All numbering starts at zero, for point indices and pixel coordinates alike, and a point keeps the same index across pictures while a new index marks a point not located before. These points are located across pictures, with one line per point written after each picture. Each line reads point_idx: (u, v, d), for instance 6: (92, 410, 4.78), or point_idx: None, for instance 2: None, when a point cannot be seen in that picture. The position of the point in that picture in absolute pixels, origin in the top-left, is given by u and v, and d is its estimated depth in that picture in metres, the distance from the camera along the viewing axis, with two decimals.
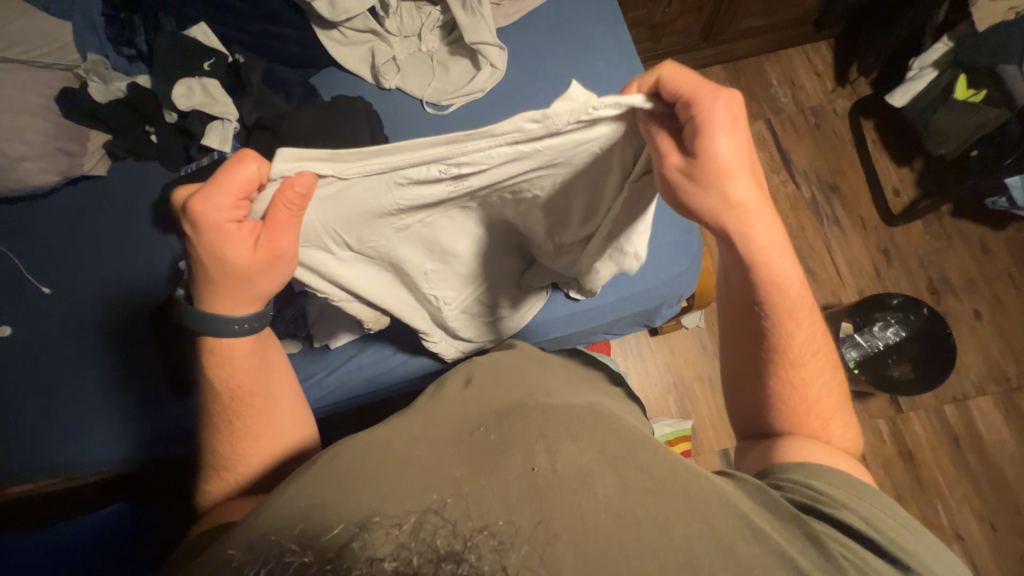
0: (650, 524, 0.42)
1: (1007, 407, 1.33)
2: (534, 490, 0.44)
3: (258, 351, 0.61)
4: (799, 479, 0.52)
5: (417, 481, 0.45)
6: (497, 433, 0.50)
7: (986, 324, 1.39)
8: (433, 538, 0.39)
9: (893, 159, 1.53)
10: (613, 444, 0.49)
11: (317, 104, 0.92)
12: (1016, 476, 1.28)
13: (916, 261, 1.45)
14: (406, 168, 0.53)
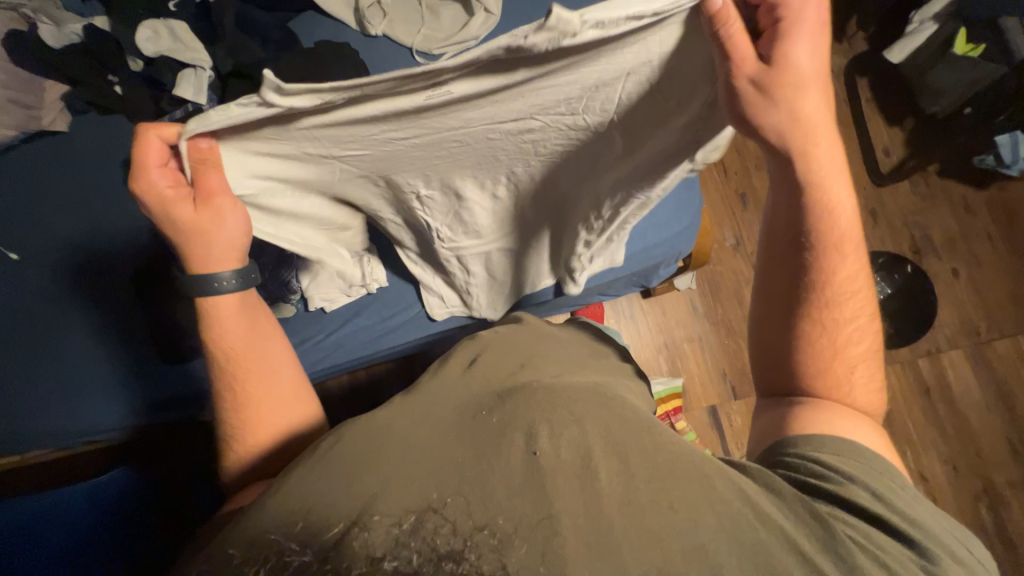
0: (652, 511, 0.43)
1: (976, 359, 1.40)
2: (535, 478, 0.43)
3: (248, 319, 0.65)
4: (806, 459, 0.54)
5: (418, 470, 0.45)
6: (498, 416, 0.50)
7: (963, 281, 1.44)
8: (434, 538, 0.41)
9: (886, 118, 1.52)
10: (616, 431, 0.49)
11: (297, 51, 0.86)
12: (978, 421, 1.37)
13: (902, 221, 1.48)
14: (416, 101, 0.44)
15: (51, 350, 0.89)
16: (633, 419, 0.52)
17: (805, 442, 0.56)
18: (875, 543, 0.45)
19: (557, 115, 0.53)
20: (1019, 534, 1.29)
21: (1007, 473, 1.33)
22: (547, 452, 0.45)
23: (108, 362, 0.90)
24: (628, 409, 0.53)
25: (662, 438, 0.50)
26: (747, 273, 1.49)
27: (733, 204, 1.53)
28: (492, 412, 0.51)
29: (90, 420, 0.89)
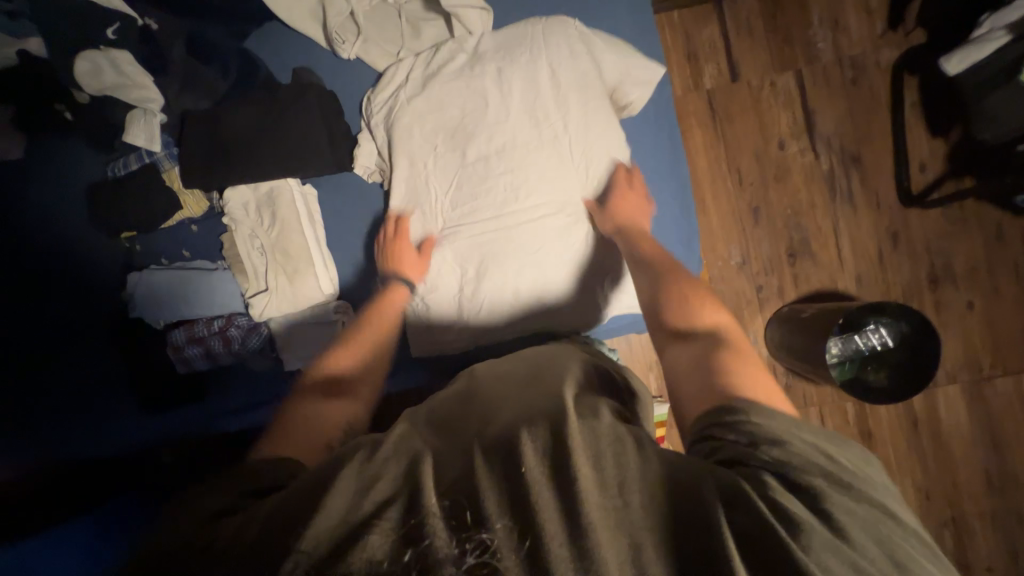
0: (637, 527, 0.43)
1: (972, 394, 1.38)
2: (522, 482, 0.45)
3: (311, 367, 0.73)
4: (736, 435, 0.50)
5: (407, 480, 0.48)
6: (484, 428, 0.53)
7: (977, 314, 1.38)
8: (434, 537, 0.43)
9: (927, 128, 1.38)
10: (601, 428, 0.50)
11: (261, 90, 0.85)
12: (962, 456, 1.38)
13: (923, 245, 1.39)
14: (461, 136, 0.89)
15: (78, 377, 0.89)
16: (613, 422, 0.51)
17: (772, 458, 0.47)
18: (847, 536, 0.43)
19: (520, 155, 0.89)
20: (977, 559, 1.35)
21: (979, 504, 1.37)
22: (534, 460, 0.46)
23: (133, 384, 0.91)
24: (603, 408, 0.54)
25: (645, 445, 0.49)
26: (749, 294, 1.42)
27: (744, 218, 1.43)
28: (485, 422, 0.54)
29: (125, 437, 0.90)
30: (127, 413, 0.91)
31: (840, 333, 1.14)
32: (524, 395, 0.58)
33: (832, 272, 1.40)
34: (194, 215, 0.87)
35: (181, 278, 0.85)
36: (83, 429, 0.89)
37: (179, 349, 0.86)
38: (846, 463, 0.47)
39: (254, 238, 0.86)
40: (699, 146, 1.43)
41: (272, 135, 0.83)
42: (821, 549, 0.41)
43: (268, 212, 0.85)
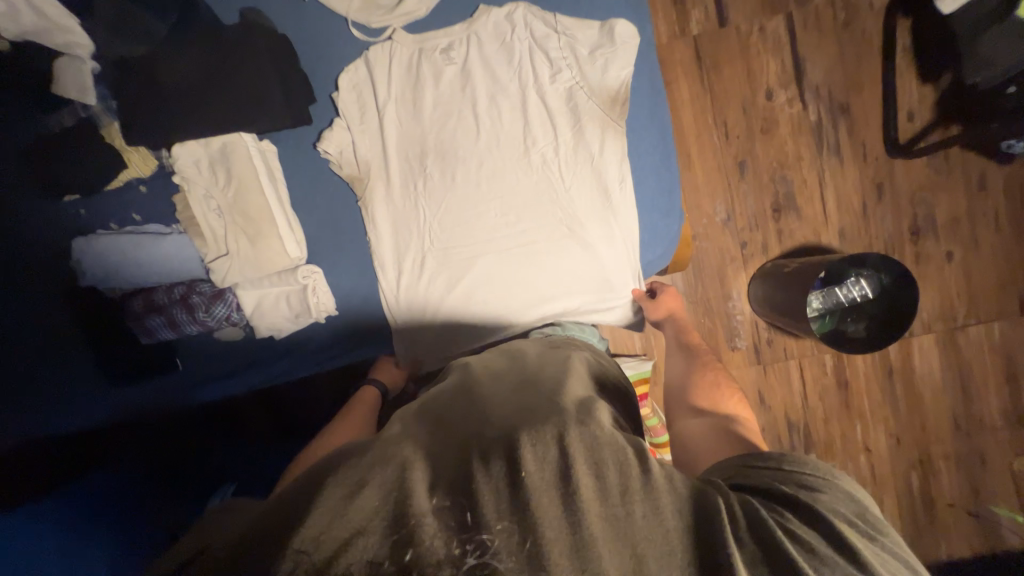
0: (636, 535, 0.47)
1: (946, 343, 1.41)
2: (518, 489, 0.47)
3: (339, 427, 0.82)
4: (760, 474, 0.58)
5: (407, 483, 0.48)
6: (488, 430, 0.54)
7: (956, 265, 1.39)
8: (432, 544, 0.44)
9: (918, 73, 1.33)
10: (594, 437, 0.52)
11: (200, 32, 0.77)
12: (932, 401, 1.43)
13: (908, 197, 1.37)
14: (446, 112, 0.86)
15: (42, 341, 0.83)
16: (609, 431, 0.54)
17: (787, 500, 0.54)
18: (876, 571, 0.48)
19: (509, 130, 0.87)
20: (940, 496, 1.43)
21: (945, 446, 1.43)
22: (532, 467, 0.48)
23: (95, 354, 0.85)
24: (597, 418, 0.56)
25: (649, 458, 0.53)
26: (733, 251, 1.41)
27: (729, 173, 1.39)
28: (477, 427, 0.55)
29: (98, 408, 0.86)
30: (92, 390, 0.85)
31: (823, 286, 1.16)
32: (515, 402, 0.59)
33: (816, 226, 1.39)
34: (141, 173, 0.80)
35: (129, 242, 0.79)
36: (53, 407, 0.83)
37: (139, 319, 0.82)
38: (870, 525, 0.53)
39: (210, 199, 0.80)
40: (685, 98, 1.37)
41: (224, 84, 0.76)
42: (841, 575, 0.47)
43: (224, 171, 0.79)
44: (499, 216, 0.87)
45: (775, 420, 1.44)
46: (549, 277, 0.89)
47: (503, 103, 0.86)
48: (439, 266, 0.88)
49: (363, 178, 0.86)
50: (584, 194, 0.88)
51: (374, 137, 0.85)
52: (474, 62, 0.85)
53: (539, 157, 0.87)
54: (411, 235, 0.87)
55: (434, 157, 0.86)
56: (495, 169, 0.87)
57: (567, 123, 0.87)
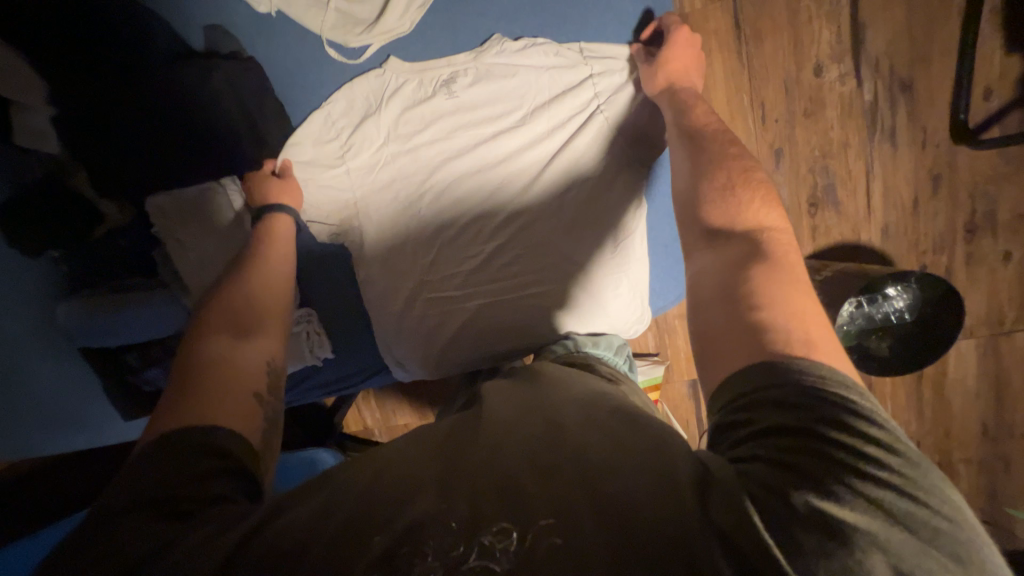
0: (631, 519, 0.45)
1: (987, 348, 1.32)
2: (518, 501, 0.48)
3: (255, 263, 0.72)
4: (786, 384, 0.49)
5: (418, 496, 0.50)
6: (494, 458, 0.52)
7: (1012, 266, 1.25)
8: (434, 545, 0.46)
9: (1005, 42, 1.12)
10: (603, 459, 0.51)
11: (166, 75, 0.74)
12: (962, 406, 1.37)
13: (968, 190, 1.22)
14: (436, 99, 0.75)
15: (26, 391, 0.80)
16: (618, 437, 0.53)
17: (797, 439, 0.46)
18: (877, 533, 0.41)
19: (510, 124, 0.76)
20: None
21: (968, 450, 1.39)
22: (534, 489, 0.49)
23: (86, 391, 0.83)
24: (598, 435, 0.54)
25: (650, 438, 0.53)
26: None
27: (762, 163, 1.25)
28: (486, 450, 0.54)
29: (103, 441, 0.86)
30: (107, 420, 0.85)
31: (859, 293, 1.04)
32: (528, 419, 0.58)
33: (855, 223, 1.26)
34: (119, 222, 0.78)
35: (98, 306, 0.74)
36: (71, 432, 0.84)
37: (138, 371, 0.81)
38: (907, 480, 0.44)
39: (187, 249, 0.76)
40: (717, 77, 1.21)
41: (210, 143, 0.76)
42: (834, 541, 0.41)
43: (203, 223, 0.76)
44: (499, 220, 0.76)
45: None
46: (558, 296, 0.77)
47: (508, 131, 0.75)
48: (433, 314, 0.78)
49: (354, 222, 0.76)
50: (595, 229, 0.77)
51: (364, 173, 0.75)
52: (482, 92, 0.75)
53: (546, 155, 0.76)
54: (397, 249, 0.76)
55: (421, 150, 0.75)
56: (496, 168, 0.76)
57: (582, 160, 0.77)
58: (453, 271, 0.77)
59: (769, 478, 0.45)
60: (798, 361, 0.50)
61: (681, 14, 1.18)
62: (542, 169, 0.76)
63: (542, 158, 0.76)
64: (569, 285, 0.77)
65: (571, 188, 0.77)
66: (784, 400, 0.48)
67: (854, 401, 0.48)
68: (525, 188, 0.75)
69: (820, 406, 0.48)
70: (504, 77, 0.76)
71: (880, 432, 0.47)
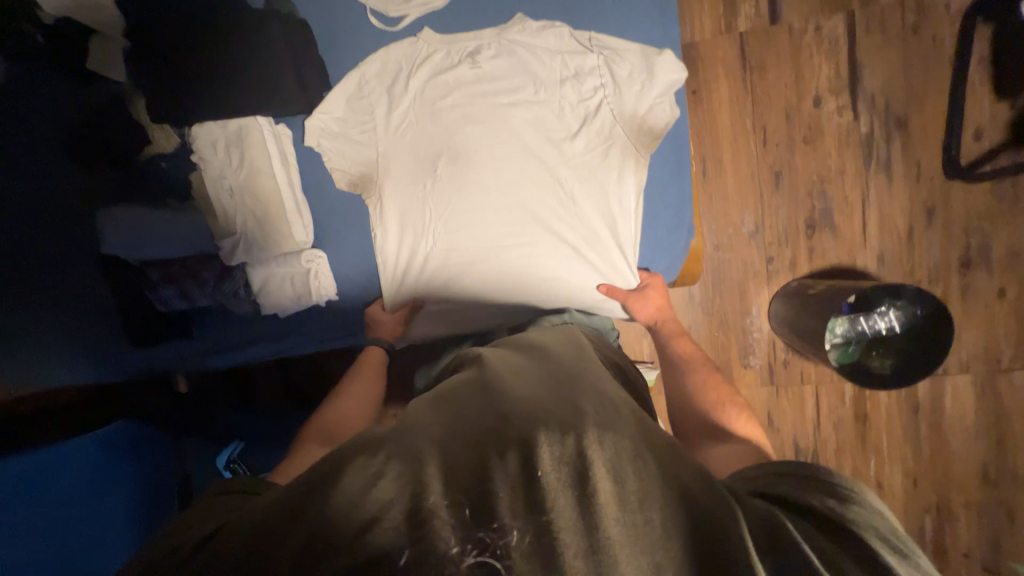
0: (660, 548, 0.44)
1: (985, 385, 1.31)
2: (531, 487, 0.45)
3: (360, 379, 0.81)
4: (817, 475, 0.52)
5: (422, 471, 0.47)
6: (501, 433, 0.50)
7: (1007, 303, 1.27)
8: (437, 535, 0.43)
9: (992, 88, 1.20)
10: (618, 451, 0.49)
11: (220, 22, 0.74)
12: (960, 445, 1.34)
13: (962, 224, 1.26)
14: (458, 70, 0.79)
15: (50, 305, 0.83)
16: (630, 436, 0.51)
17: (828, 501, 0.49)
18: None
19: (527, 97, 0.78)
20: (955, 545, 1.35)
21: (968, 495, 1.34)
22: (548, 472, 0.46)
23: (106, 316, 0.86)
24: (610, 423, 0.52)
25: (662, 458, 0.50)
26: (757, 265, 1.35)
27: (763, 183, 1.32)
28: (492, 422, 0.51)
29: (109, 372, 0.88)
30: (121, 348, 0.88)
31: (846, 312, 1.09)
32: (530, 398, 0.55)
33: (851, 247, 1.30)
34: (164, 150, 0.80)
35: (138, 219, 0.74)
36: (85, 364, 0.86)
37: (154, 288, 0.77)
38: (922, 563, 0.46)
39: (222, 179, 0.75)
40: (723, 100, 1.30)
41: (249, 90, 0.74)
42: None
43: (240, 152, 0.75)
44: (511, 200, 0.78)
45: (783, 444, 1.39)
46: (553, 274, 0.80)
47: (522, 106, 0.77)
48: (439, 272, 0.81)
49: (375, 174, 0.80)
50: (597, 214, 0.78)
51: (388, 130, 0.79)
52: (502, 64, 0.78)
53: (555, 131, 0.77)
54: (409, 212, 0.80)
55: (442, 118, 0.79)
56: (515, 145, 0.77)
57: (588, 145, 0.77)
58: (460, 239, 0.80)
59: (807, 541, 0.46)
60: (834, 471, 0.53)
61: (692, 41, 1.28)
62: (551, 146, 0.77)
63: (552, 135, 0.77)
64: (564, 267, 0.79)
65: (579, 169, 0.77)
66: (810, 485, 0.51)
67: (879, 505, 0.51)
68: (537, 168, 0.77)
69: (847, 495, 0.50)
70: (524, 55, 0.78)
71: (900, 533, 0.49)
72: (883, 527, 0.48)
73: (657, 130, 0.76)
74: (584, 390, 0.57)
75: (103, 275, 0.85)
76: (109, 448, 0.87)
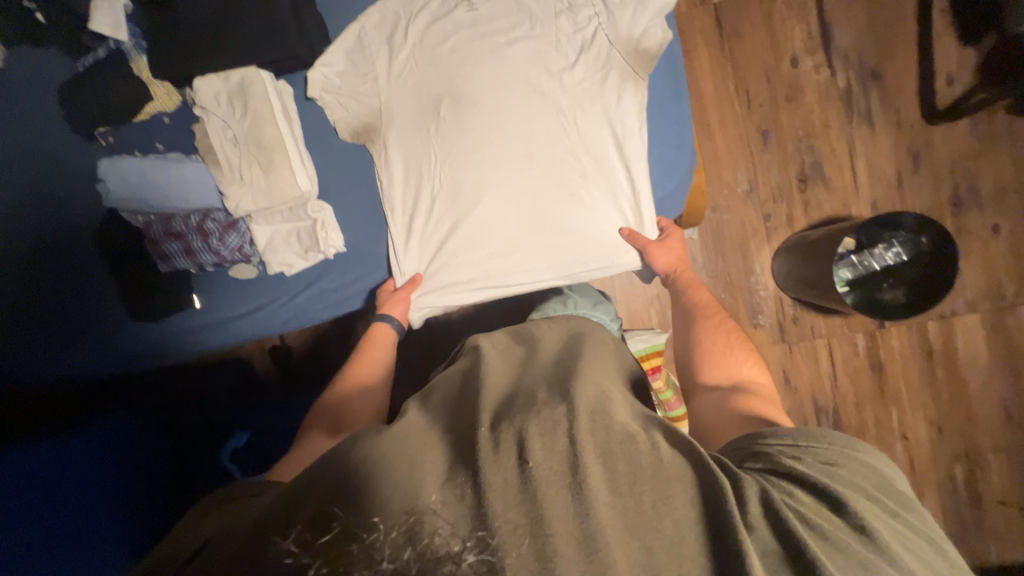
0: (651, 530, 0.46)
1: (994, 324, 1.31)
2: (525, 483, 0.46)
3: (364, 366, 0.79)
4: (805, 448, 0.56)
5: (419, 477, 0.49)
6: (495, 430, 0.51)
7: (1002, 240, 1.29)
8: (434, 539, 0.44)
9: (956, 37, 1.27)
10: (608, 441, 0.50)
11: None
12: (979, 388, 1.32)
13: (947, 167, 1.30)
14: (454, 15, 0.81)
15: (51, 283, 0.84)
16: (621, 423, 0.52)
17: (820, 467, 0.53)
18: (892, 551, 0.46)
19: (522, 37, 0.80)
20: (989, 492, 1.31)
21: (994, 438, 1.32)
22: (539, 464, 0.47)
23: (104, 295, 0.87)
24: (602, 412, 0.53)
25: (659, 443, 0.51)
26: (755, 224, 1.36)
27: (752, 143, 1.35)
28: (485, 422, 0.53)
29: (110, 351, 0.89)
30: (121, 324, 0.88)
31: (848, 253, 1.11)
32: (521, 393, 0.57)
33: (845, 198, 1.33)
34: (166, 108, 0.77)
35: (134, 173, 0.71)
36: (86, 345, 0.88)
37: (157, 244, 0.75)
38: (902, 522, 0.51)
39: (227, 130, 0.75)
40: (705, 67, 1.35)
41: (246, 39, 0.74)
42: (854, 556, 0.46)
43: (242, 102, 0.74)
44: (511, 139, 0.79)
45: (802, 404, 1.36)
46: (559, 207, 0.80)
47: (517, 45, 0.80)
48: (446, 213, 0.82)
49: (379, 122, 0.81)
50: (599, 146, 0.80)
51: (390, 75, 0.81)
52: (499, 3, 0.80)
53: (551, 67, 0.80)
54: (414, 156, 0.81)
55: (441, 62, 0.80)
56: (512, 84, 0.79)
57: (587, 72, 0.79)
58: (465, 178, 0.80)
59: (803, 510, 0.48)
60: (821, 433, 0.58)
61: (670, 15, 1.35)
62: (549, 80, 0.79)
63: (548, 71, 0.79)
64: (570, 199, 0.80)
65: (577, 102, 0.79)
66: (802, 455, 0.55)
67: (865, 468, 0.55)
68: (535, 104, 0.79)
69: (832, 463, 0.54)
70: None
71: (881, 496, 0.53)
72: (863, 488, 0.52)
73: (654, 51, 0.76)
74: (578, 380, 0.59)
75: (103, 249, 0.86)
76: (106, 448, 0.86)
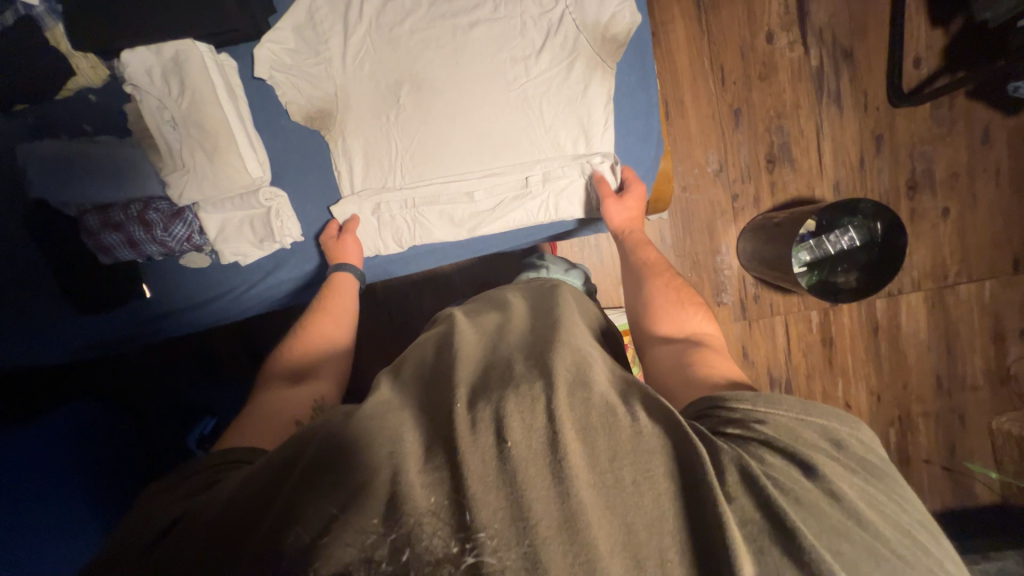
0: (630, 507, 0.42)
1: (936, 301, 1.40)
2: (509, 468, 0.42)
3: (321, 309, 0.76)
4: (778, 417, 0.51)
5: (394, 463, 0.43)
6: (471, 409, 0.47)
7: (951, 221, 1.35)
8: (429, 543, 0.39)
9: (928, 16, 1.27)
10: (590, 420, 0.46)
11: None
12: (917, 360, 1.43)
13: (907, 149, 1.33)
14: None
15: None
16: (603, 395, 0.49)
17: (792, 436, 0.48)
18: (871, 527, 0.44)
19: (487, 15, 0.76)
20: (917, 452, 1.45)
21: (925, 405, 1.44)
22: (520, 445, 0.43)
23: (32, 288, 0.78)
24: (576, 382, 0.49)
25: (638, 414, 0.47)
26: (723, 204, 1.38)
27: (723, 122, 1.34)
28: (454, 400, 0.49)
29: (45, 353, 0.81)
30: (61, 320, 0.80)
31: (810, 237, 1.16)
32: (499, 361, 0.55)
33: (810, 179, 1.35)
34: (91, 84, 0.72)
35: (74, 162, 0.69)
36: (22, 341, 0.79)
37: (94, 236, 0.71)
38: (883, 499, 0.47)
39: (162, 111, 0.69)
40: (680, 40, 1.30)
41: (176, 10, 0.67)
42: (835, 534, 0.43)
43: (179, 78, 0.68)
44: (477, 128, 0.78)
45: (758, 377, 1.44)
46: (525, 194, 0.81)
47: (482, 26, 0.76)
48: (412, 206, 0.80)
49: (334, 109, 0.76)
50: (566, 140, 0.80)
51: (345, 54, 0.75)
52: None
53: (517, 50, 0.77)
54: (374, 143, 0.77)
55: (399, 42, 0.75)
56: (478, 70, 0.76)
57: (553, 60, 0.77)
58: (430, 169, 0.78)
59: (780, 488, 0.44)
60: (786, 398, 0.52)
61: None
62: (514, 67, 0.77)
63: (515, 55, 0.77)
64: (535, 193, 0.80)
65: (544, 88, 0.78)
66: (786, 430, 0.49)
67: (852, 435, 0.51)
68: (503, 90, 0.77)
69: (819, 440, 0.49)
70: None
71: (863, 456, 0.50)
72: (833, 457, 0.49)
73: (621, 39, 0.76)
74: (555, 349, 0.54)
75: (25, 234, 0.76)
76: (64, 435, 0.83)
